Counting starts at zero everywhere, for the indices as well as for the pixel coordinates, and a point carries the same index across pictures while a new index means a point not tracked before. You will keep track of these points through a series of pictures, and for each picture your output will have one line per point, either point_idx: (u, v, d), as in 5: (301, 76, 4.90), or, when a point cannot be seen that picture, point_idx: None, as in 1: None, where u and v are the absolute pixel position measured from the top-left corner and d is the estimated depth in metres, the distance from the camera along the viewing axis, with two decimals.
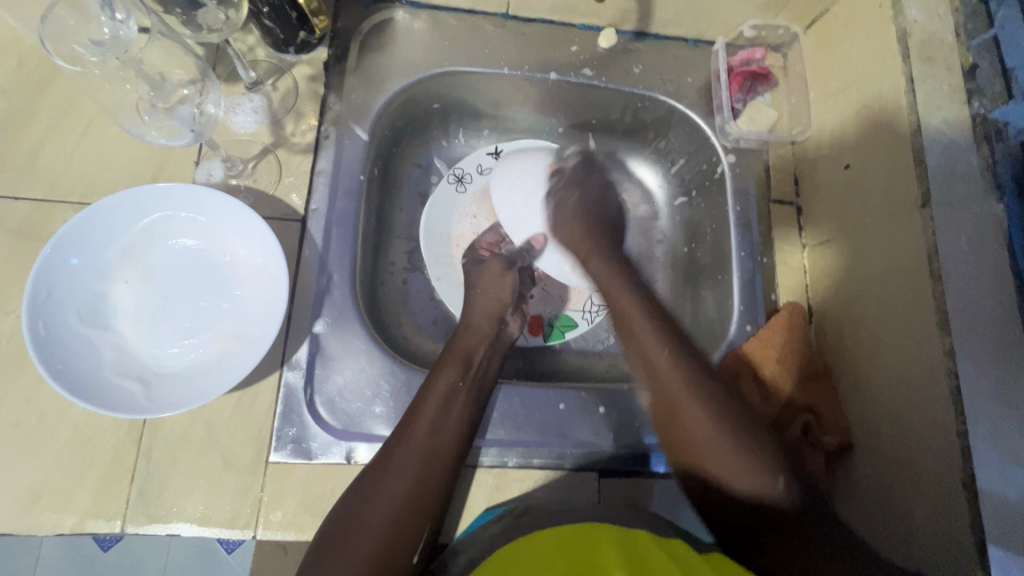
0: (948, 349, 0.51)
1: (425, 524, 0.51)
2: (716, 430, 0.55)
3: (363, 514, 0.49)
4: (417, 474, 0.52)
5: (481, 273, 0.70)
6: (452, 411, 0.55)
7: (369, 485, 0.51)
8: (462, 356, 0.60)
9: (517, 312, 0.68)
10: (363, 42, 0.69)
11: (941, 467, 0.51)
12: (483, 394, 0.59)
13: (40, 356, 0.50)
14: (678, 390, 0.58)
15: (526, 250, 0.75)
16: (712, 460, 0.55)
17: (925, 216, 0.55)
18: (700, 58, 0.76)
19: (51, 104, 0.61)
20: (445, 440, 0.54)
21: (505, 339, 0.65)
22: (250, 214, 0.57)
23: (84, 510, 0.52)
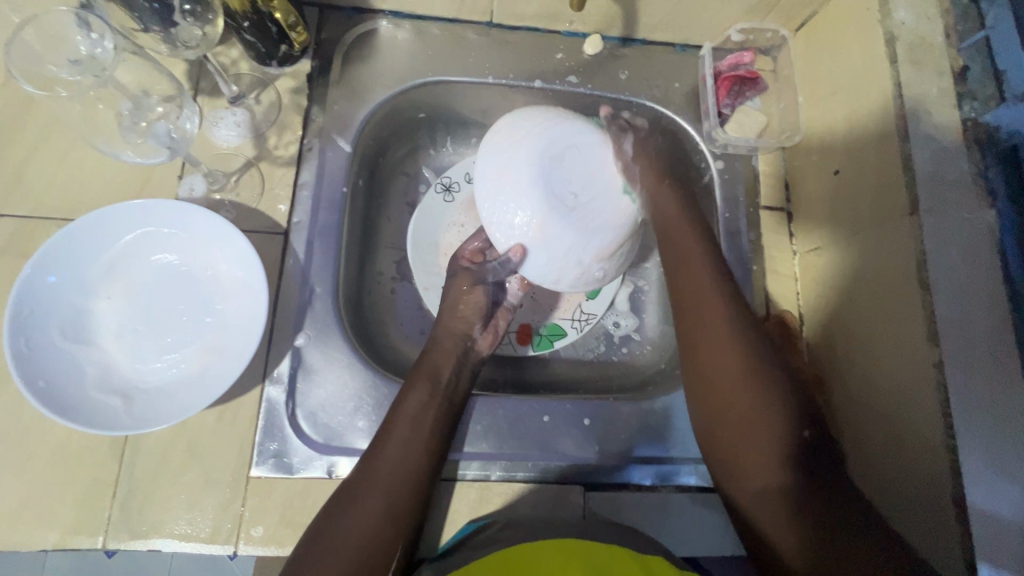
0: (936, 361, 0.50)
1: (396, 546, 0.51)
2: (761, 390, 0.53)
3: (336, 535, 0.49)
4: (384, 497, 0.51)
5: (449, 289, 0.65)
6: (423, 427, 0.55)
7: (339, 508, 0.51)
8: (431, 371, 0.59)
9: (487, 328, 0.65)
10: (346, 54, 0.69)
11: (931, 480, 0.50)
12: (454, 411, 0.58)
13: (21, 374, 0.50)
14: (718, 340, 0.56)
15: (500, 261, 0.60)
16: (741, 436, 0.53)
17: (913, 223, 0.53)
18: (687, 64, 0.76)
19: (36, 122, 0.61)
20: (416, 456, 0.54)
21: (474, 356, 0.63)
22: (229, 229, 0.57)
23: (67, 526, 0.53)
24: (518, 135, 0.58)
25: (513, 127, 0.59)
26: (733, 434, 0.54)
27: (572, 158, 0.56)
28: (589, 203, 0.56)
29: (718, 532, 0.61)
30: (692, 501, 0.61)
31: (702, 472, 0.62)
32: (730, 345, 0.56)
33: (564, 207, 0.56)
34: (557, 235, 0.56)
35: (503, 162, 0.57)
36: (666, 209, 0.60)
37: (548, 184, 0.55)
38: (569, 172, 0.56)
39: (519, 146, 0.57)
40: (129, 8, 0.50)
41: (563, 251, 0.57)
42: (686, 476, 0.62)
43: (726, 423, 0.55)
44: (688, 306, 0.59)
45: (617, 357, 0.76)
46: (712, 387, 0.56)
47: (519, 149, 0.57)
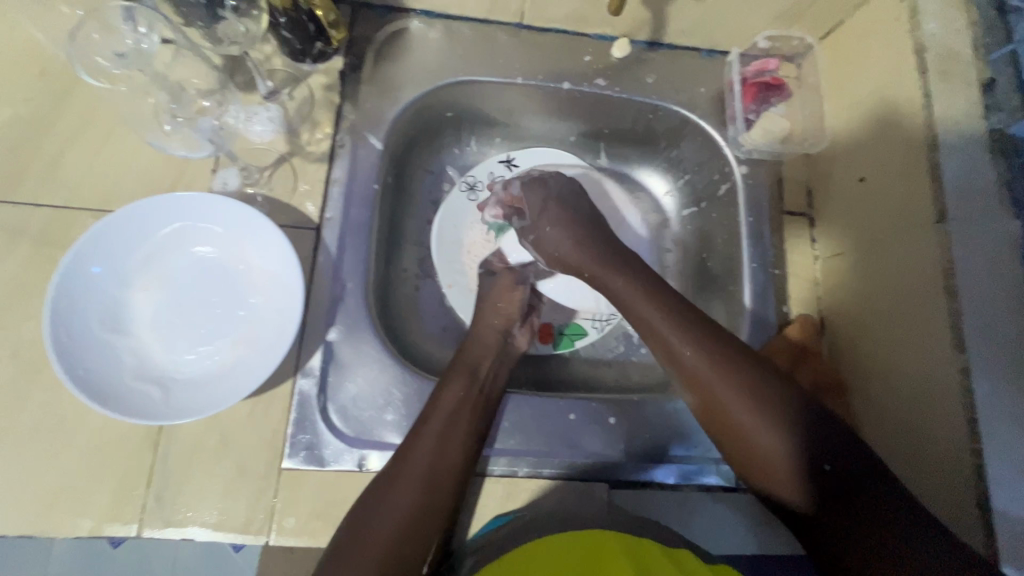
0: (963, 368, 0.51)
1: (431, 537, 0.52)
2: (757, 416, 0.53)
3: (374, 529, 0.50)
4: (423, 487, 0.52)
5: (492, 286, 0.69)
6: (459, 424, 0.56)
7: (377, 497, 0.52)
8: (470, 365, 0.60)
9: (525, 324, 0.68)
10: (378, 52, 0.70)
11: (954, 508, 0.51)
12: (489, 406, 0.59)
13: (61, 362, 0.51)
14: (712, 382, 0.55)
15: (535, 263, 0.68)
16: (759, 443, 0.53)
17: (940, 232, 0.54)
18: (714, 69, 0.76)
19: (72, 114, 0.62)
20: (451, 452, 0.54)
21: (512, 352, 0.65)
22: (265, 224, 0.58)
23: (102, 514, 0.53)
24: (521, 192, 0.69)
25: (512, 187, 0.70)
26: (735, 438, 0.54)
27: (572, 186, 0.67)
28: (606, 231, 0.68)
29: (740, 531, 0.61)
30: (713, 500, 0.62)
31: (723, 471, 0.63)
32: (710, 376, 0.55)
33: (581, 233, 0.67)
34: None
35: (522, 204, 0.69)
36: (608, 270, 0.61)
37: (565, 222, 0.68)
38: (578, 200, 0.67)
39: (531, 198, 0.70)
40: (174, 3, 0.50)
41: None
42: (708, 476, 0.63)
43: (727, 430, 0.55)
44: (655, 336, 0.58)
45: (637, 357, 0.77)
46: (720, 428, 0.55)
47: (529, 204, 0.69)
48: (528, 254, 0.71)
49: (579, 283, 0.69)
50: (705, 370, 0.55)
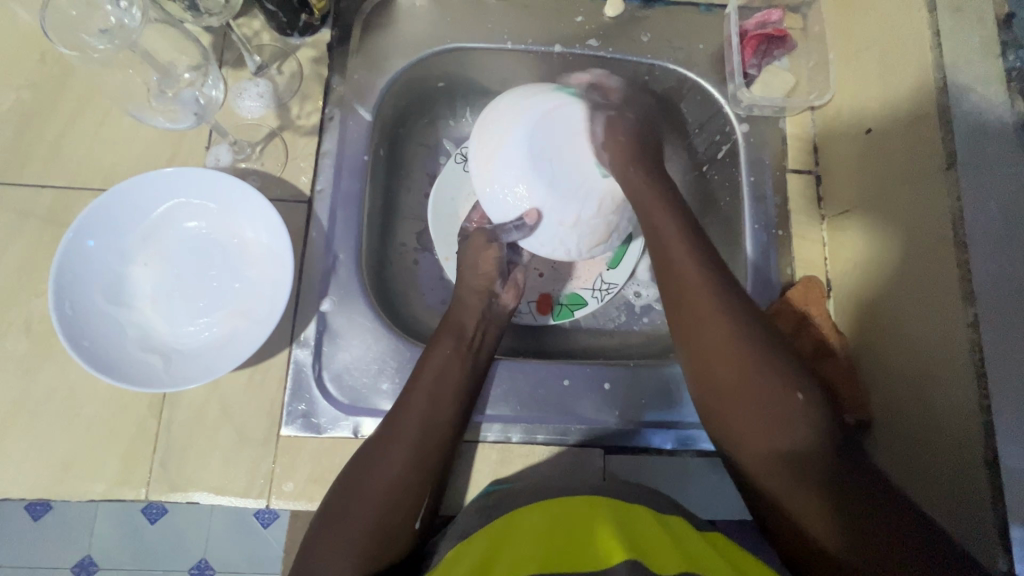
0: (972, 321, 0.48)
1: (425, 491, 0.52)
2: (753, 384, 0.49)
3: (365, 486, 0.51)
4: (413, 443, 0.53)
5: (466, 247, 0.65)
6: (448, 381, 0.57)
7: (369, 455, 0.52)
8: (456, 329, 0.60)
9: (508, 283, 0.66)
10: (366, 22, 0.69)
11: (965, 501, 0.48)
12: (479, 365, 0.60)
13: (67, 333, 0.53)
14: (721, 338, 0.51)
15: (515, 224, 0.60)
16: (753, 434, 0.48)
17: (950, 178, 0.51)
18: (713, 23, 0.73)
19: (71, 96, 0.64)
20: (441, 412, 0.55)
21: (498, 313, 0.65)
22: (257, 198, 0.59)
23: (112, 478, 0.56)
24: (497, 137, 0.59)
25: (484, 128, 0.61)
26: (732, 407, 0.50)
27: (556, 127, 0.58)
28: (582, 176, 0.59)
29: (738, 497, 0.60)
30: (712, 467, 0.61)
31: None
32: (732, 351, 0.50)
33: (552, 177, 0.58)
34: (570, 208, 0.59)
35: (495, 150, 0.59)
36: (674, 245, 0.56)
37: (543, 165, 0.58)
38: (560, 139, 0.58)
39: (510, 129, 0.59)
40: None
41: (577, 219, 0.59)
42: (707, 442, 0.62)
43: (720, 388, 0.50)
44: (672, 280, 0.56)
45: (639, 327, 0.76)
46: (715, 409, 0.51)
47: (504, 141, 0.59)
48: (496, 216, 0.61)
49: (550, 242, 0.61)
50: (710, 322, 0.52)
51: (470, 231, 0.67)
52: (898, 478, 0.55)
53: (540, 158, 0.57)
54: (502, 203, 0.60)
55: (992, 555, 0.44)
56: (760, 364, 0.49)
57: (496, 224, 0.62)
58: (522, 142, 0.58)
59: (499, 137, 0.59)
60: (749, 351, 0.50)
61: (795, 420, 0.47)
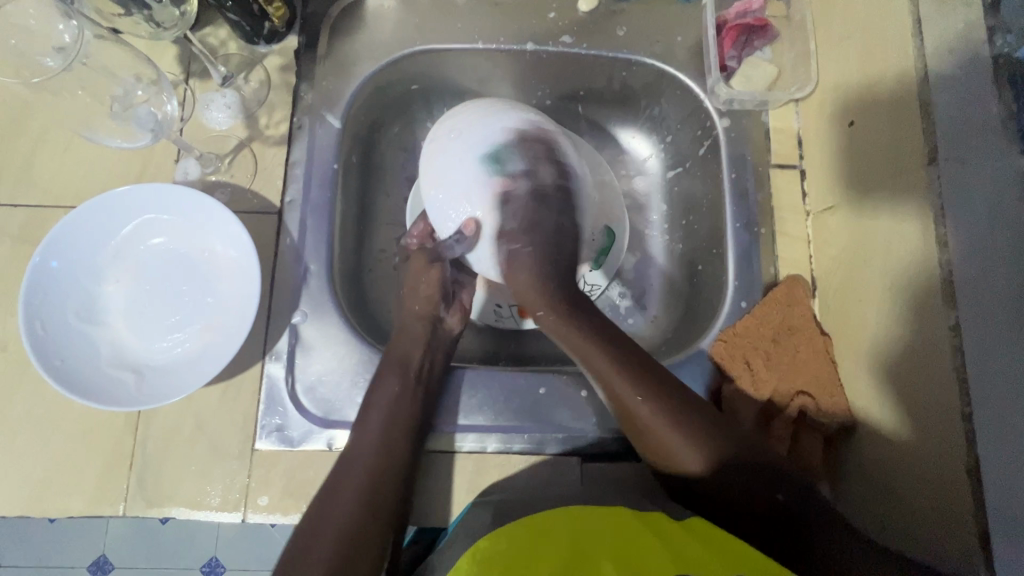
0: (953, 324, 0.46)
1: (384, 540, 0.52)
2: (671, 424, 0.53)
3: (316, 541, 0.50)
4: (365, 493, 0.52)
5: (409, 270, 0.66)
6: (396, 422, 0.56)
7: (321, 510, 0.51)
8: (400, 359, 0.59)
9: (453, 307, 0.65)
10: (333, 27, 0.68)
11: (947, 512, 0.46)
12: (428, 398, 0.59)
13: (37, 354, 0.53)
14: (612, 383, 0.55)
15: (454, 237, 0.61)
16: (677, 457, 0.53)
17: (931, 173, 0.50)
18: (691, 14, 0.71)
19: (39, 114, 0.63)
20: (392, 452, 0.55)
21: (444, 336, 0.63)
22: (224, 212, 0.58)
23: (90, 495, 0.56)
24: (453, 154, 0.60)
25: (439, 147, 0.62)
26: (649, 442, 0.54)
27: (514, 145, 0.60)
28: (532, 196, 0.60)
29: None
30: None
31: None
32: (658, 426, 0.53)
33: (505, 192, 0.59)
34: (510, 233, 0.59)
35: (451, 160, 0.60)
36: (514, 272, 0.59)
37: (495, 181, 0.59)
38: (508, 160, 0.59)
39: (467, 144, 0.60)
40: None
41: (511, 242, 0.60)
42: None
43: (635, 428, 0.55)
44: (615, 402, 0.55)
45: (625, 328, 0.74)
46: (640, 430, 0.54)
47: (461, 153, 0.60)
48: (446, 233, 0.62)
49: (485, 262, 0.62)
50: (625, 387, 0.54)
51: (412, 248, 0.66)
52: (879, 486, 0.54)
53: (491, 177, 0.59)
54: (447, 212, 0.61)
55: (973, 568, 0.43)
56: (658, 395, 0.54)
57: (440, 242, 0.63)
58: (476, 163, 0.59)
59: (455, 157, 0.60)
60: (654, 398, 0.54)
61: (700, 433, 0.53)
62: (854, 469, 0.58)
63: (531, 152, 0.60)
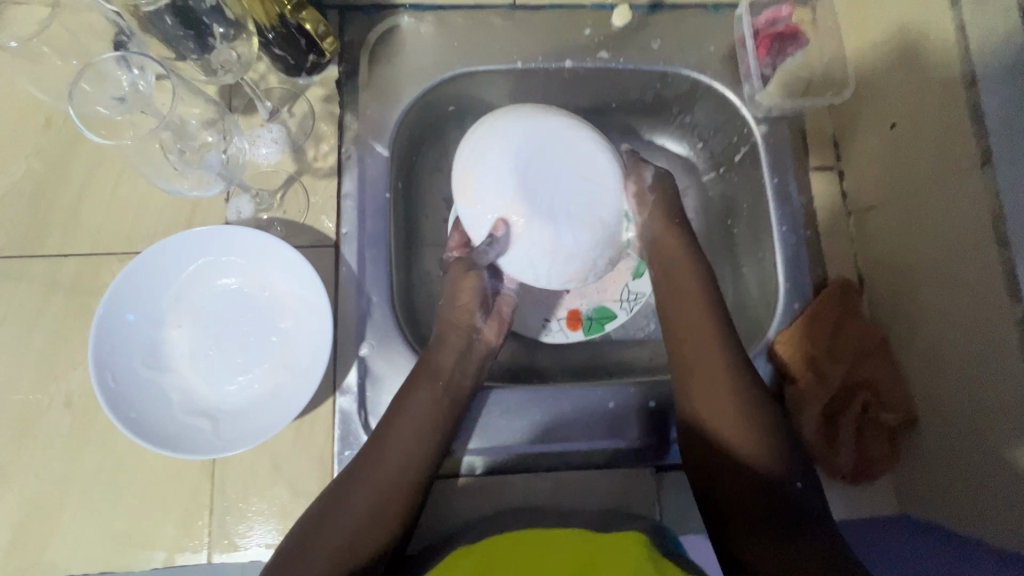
0: (1020, 320, 0.48)
1: (387, 539, 0.52)
2: (727, 369, 0.56)
3: (317, 540, 0.49)
4: (384, 491, 0.53)
5: (445, 279, 0.62)
6: (426, 427, 0.57)
7: (336, 500, 0.52)
8: (433, 370, 0.58)
9: (491, 316, 0.62)
10: (372, 55, 0.68)
11: (1021, 497, 0.48)
12: (459, 406, 0.59)
13: (113, 407, 0.53)
14: (695, 328, 0.59)
15: (484, 241, 0.56)
16: (720, 409, 0.55)
17: (987, 175, 0.51)
18: (722, 24, 0.72)
19: (82, 160, 0.62)
20: (410, 463, 0.55)
21: (479, 350, 0.61)
22: (286, 250, 0.58)
23: (173, 545, 0.56)
24: (483, 150, 0.56)
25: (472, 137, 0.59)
26: (706, 381, 0.56)
27: (547, 147, 0.56)
28: (564, 190, 0.55)
29: None
30: None
31: None
32: (718, 367, 0.56)
33: (534, 187, 0.55)
34: (546, 228, 0.54)
35: (478, 163, 0.56)
36: (666, 241, 0.63)
37: (526, 180, 0.55)
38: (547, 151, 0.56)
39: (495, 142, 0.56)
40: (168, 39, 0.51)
41: (543, 240, 0.55)
42: None
43: (685, 368, 0.58)
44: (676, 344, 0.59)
45: None
46: (686, 379, 0.57)
47: (489, 149, 0.56)
48: (477, 238, 0.57)
49: (520, 262, 0.56)
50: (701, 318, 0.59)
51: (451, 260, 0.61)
52: (950, 480, 0.56)
53: (520, 174, 0.55)
54: (472, 213, 0.56)
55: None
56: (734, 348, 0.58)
57: (473, 250, 0.58)
58: (512, 155, 0.55)
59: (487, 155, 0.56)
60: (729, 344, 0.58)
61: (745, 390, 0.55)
62: (920, 462, 0.59)
63: (575, 146, 0.57)
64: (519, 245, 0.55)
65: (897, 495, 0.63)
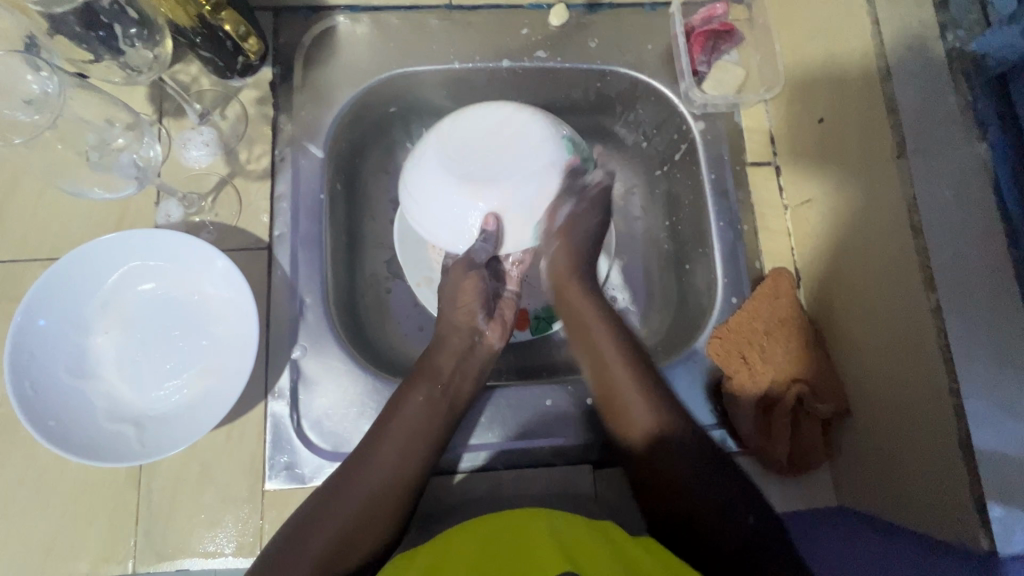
0: (935, 306, 0.48)
1: (373, 550, 0.49)
2: (642, 396, 0.55)
3: (302, 553, 0.47)
4: (365, 505, 0.50)
5: (447, 278, 0.61)
6: (417, 439, 0.53)
7: (320, 510, 0.49)
8: (432, 372, 0.57)
9: (494, 320, 0.62)
10: (307, 57, 0.67)
11: (943, 484, 0.48)
12: (451, 416, 0.57)
13: (30, 416, 0.51)
14: (597, 344, 0.59)
15: (481, 236, 0.57)
16: (649, 428, 0.54)
17: (901, 166, 0.52)
18: (659, 23, 0.73)
19: (6, 165, 0.61)
20: (407, 469, 0.52)
21: (483, 353, 0.60)
22: (211, 251, 0.57)
23: (96, 556, 0.55)
24: (458, 203, 0.56)
25: (435, 216, 0.58)
26: (620, 409, 0.56)
27: (462, 129, 0.57)
28: (506, 146, 0.56)
29: None
30: None
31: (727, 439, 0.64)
32: (629, 391, 0.55)
33: (479, 164, 0.56)
34: (546, 174, 0.56)
35: (424, 189, 0.58)
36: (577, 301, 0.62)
37: (469, 164, 0.56)
38: (461, 154, 0.56)
39: (424, 165, 0.58)
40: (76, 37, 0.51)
41: (541, 176, 0.56)
42: None
43: (610, 398, 0.56)
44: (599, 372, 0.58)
45: None
46: (613, 407, 0.56)
47: (425, 176, 0.58)
48: (536, 236, 0.59)
49: (526, 229, 0.58)
50: (594, 325, 0.60)
51: (448, 266, 0.63)
52: (879, 472, 0.56)
53: (460, 160, 0.56)
54: (456, 228, 0.58)
55: (974, 534, 0.45)
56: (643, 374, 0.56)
57: (467, 248, 0.59)
58: (457, 171, 0.56)
59: (476, 210, 0.56)
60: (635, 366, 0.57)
61: (654, 403, 0.55)
62: (851, 454, 0.60)
63: (478, 121, 0.57)
64: (553, 199, 0.57)
65: (836, 495, 0.62)
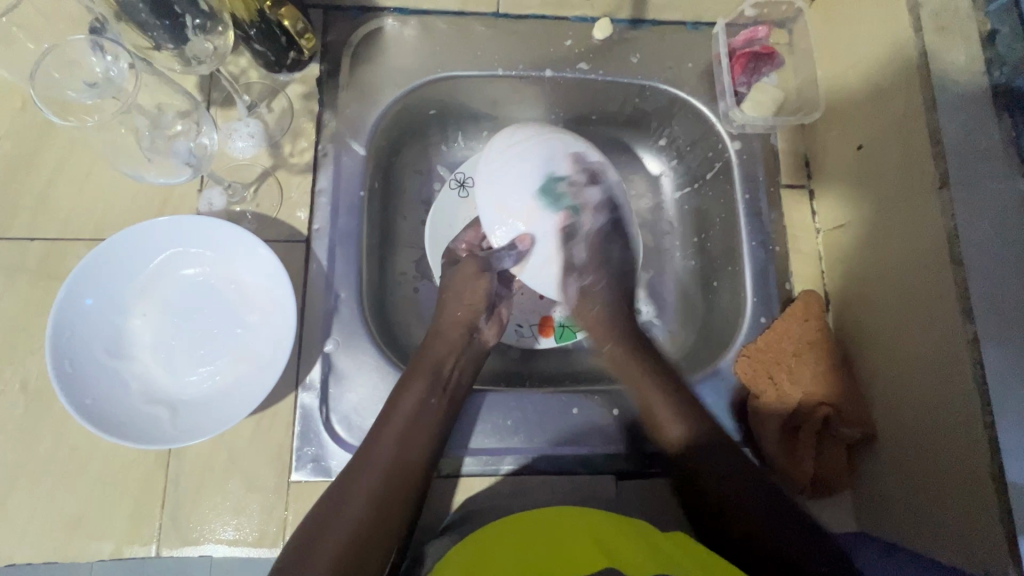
0: (972, 337, 0.49)
1: (391, 539, 0.49)
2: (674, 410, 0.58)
3: (321, 542, 0.47)
4: (378, 492, 0.50)
5: (453, 275, 0.62)
6: (420, 424, 0.55)
7: (337, 497, 0.50)
8: (433, 367, 0.58)
9: (492, 318, 0.63)
10: (354, 55, 0.68)
11: (971, 514, 0.49)
12: (452, 404, 0.58)
13: (67, 393, 0.52)
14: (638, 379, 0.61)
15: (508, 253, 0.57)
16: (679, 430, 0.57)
17: (943, 198, 0.52)
18: (700, 42, 0.74)
19: (56, 145, 0.62)
20: (409, 457, 0.53)
21: (477, 348, 0.62)
22: (253, 241, 0.58)
23: (121, 536, 0.55)
24: (511, 212, 0.56)
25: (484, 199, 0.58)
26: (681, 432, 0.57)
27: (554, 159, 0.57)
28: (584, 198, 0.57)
29: None
30: None
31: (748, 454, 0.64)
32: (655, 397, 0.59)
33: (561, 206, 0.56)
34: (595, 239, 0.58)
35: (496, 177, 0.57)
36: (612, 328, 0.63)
37: (543, 195, 0.56)
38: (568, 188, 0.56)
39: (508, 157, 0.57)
40: (142, 27, 0.51)
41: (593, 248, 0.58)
42: None
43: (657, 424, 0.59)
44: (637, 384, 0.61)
45: None
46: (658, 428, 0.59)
47: (506, 165, 0.57)
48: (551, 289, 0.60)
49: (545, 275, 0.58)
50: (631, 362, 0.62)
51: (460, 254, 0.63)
52: (904, 499, 0.56)
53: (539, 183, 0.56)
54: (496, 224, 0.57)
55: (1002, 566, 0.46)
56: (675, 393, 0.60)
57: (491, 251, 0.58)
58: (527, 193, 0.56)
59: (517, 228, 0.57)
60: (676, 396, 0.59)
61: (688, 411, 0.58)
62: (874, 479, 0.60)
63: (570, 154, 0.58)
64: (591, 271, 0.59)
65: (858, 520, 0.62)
